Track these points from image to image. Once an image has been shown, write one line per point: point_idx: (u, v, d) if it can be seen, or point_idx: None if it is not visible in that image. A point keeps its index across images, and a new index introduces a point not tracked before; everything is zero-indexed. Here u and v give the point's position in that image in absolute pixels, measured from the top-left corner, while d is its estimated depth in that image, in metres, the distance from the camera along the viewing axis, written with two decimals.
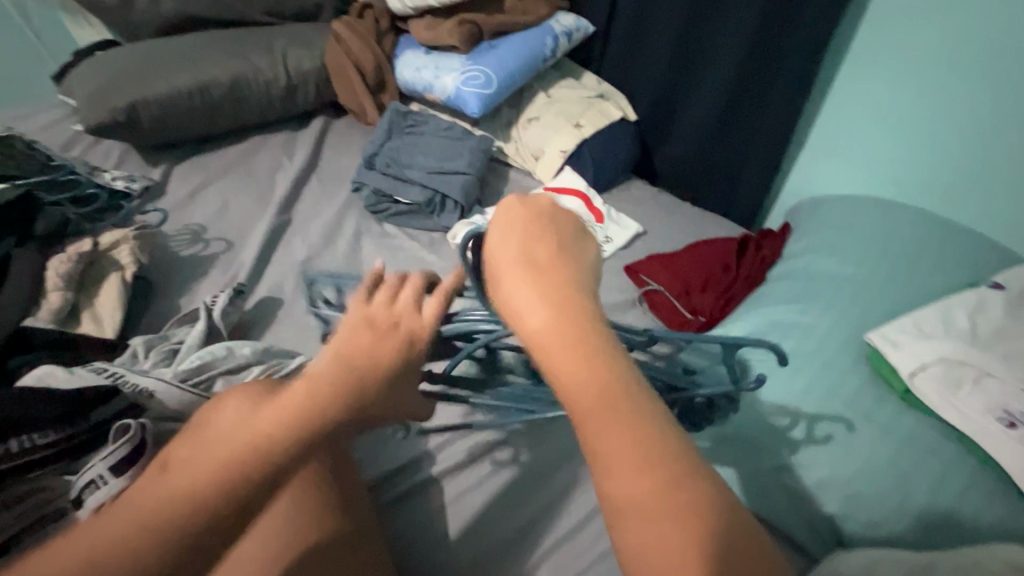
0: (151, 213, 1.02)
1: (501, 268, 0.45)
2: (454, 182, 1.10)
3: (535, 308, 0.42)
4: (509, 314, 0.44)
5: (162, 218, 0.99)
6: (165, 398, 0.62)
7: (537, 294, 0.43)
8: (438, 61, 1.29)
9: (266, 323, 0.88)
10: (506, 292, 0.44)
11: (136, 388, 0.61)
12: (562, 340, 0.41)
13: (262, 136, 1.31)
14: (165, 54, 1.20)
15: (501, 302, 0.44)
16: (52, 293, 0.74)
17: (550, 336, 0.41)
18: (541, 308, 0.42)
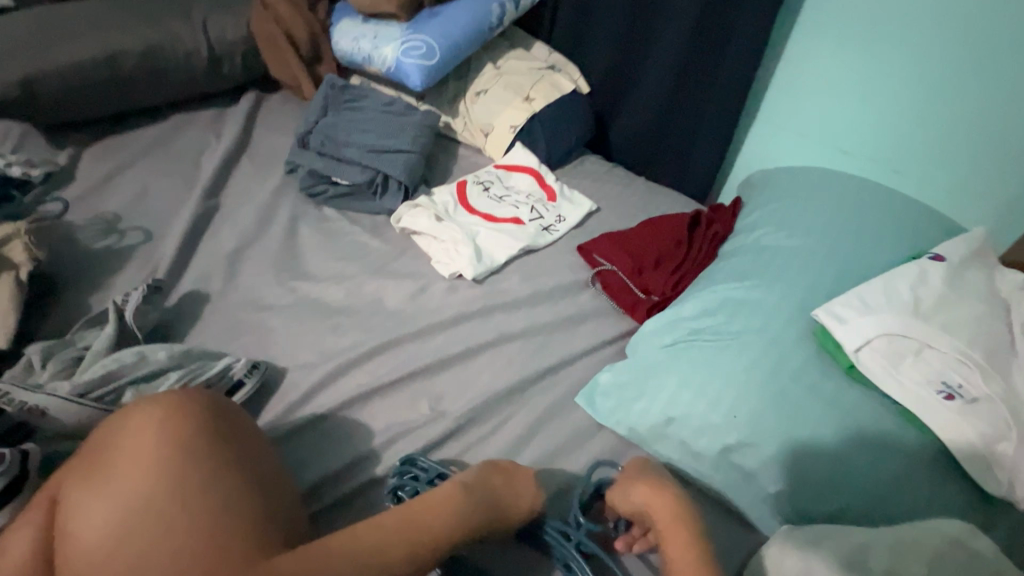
0: (50, 204, 0.92)
1: (629, 473, 0.62)
2: (396, 161, 1.03)
3: (654, 513, 0.57)
4: (624, 500, 0.60)
5: (65, 207, 0.91)
6: (60, 415, 0.56)
7: (644, 489, 0.59)
8: (377, 29, 1.20)
9: (191, 319, 0.81)
10: (624, 490, 0.60)
11: (23, 405, 0.55)
12: (672, 541, 0.55)
13: (186, 113, 1.20)
14: (64, 21, 1.06)
15: (621, 487, 0.61)
16: None
17: (666, 525, 0.56)
18: (659, 511, 0.57)
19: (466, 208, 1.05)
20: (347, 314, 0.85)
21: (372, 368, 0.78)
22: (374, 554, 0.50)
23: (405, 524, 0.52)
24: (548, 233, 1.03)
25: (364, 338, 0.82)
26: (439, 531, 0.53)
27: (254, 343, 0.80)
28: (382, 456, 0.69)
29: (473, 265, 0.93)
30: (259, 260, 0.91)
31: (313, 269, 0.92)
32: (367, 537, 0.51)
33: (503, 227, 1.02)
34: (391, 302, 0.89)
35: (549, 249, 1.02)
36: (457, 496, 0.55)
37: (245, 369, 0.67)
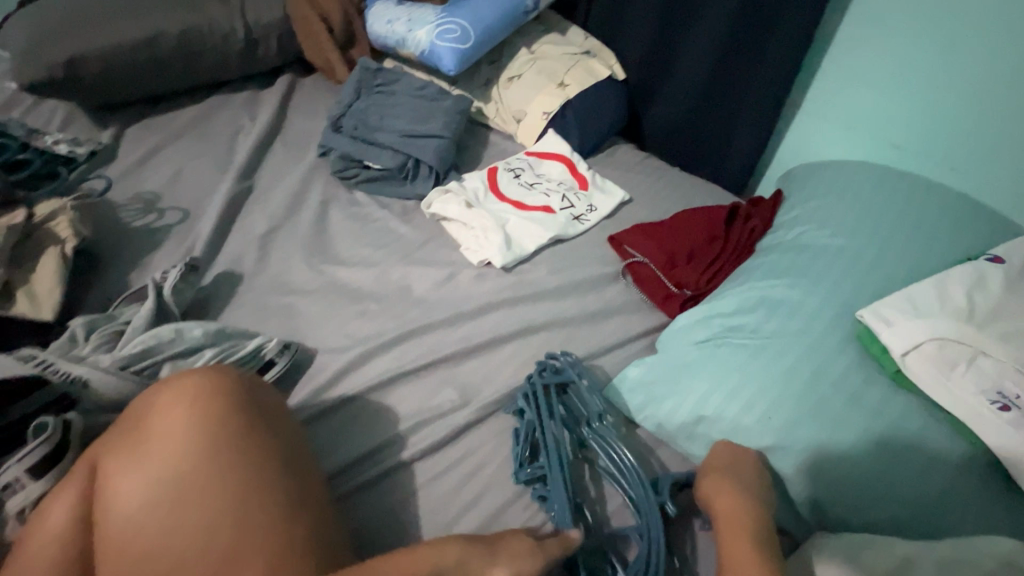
0: (94, 180, 0.94)
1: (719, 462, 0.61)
2: (427, 147, 1.03)
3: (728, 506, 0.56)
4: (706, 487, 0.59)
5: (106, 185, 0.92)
6: (100, 388, 0.57)
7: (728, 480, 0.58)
8: (411, 12, 1.19)
9: (225, 299, 0.83)
10: (711, 475, 0.60)
11: (65, 376, 0.56)
12: (730, 531, 0.54)
13: (223, 95, 1.22)
14: (107, 2, 1.09)
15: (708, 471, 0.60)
16: None
17: (734, 515, 0.55)
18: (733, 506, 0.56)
19: (496, 195, 1.04)
20: (375, 300, 0.86)
21: (399, 353, 0.78)
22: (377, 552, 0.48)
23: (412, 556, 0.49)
24: (579, 223, 1.02)
25: (392, 324, 0.82)
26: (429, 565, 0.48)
27: (285, 325, 0.81)
28: (407, 442, 0.69)
29: (502, 254, 0.92)
30: (291, 242, 0.92)
31: (343, 254, 0.93)
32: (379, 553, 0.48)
33: (533, 217, 1.00)
34: (420, 288, 0.89)
35: (579, 239, 1.00)
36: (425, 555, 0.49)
37: (276, 350, 0.68)
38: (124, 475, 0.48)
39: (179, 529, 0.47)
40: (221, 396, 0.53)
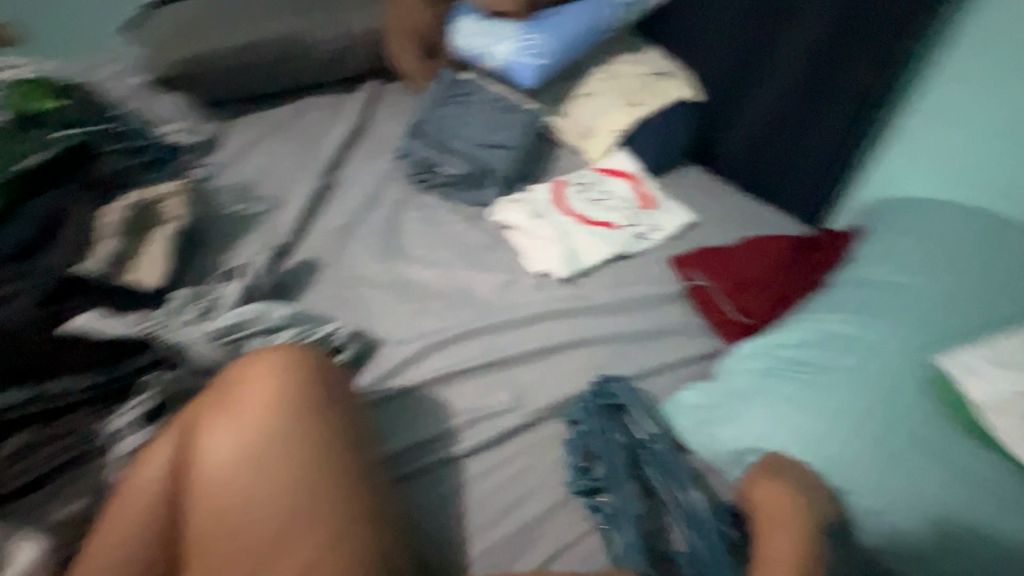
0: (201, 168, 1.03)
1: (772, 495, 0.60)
2: (497, 157, 1.09)
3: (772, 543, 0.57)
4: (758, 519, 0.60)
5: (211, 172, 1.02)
6: (199, 352, 0.65)
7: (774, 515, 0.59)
8: (494, 27, 1.25)
9: (304, 284, 0.89)
10: (763, 509, 0.60)
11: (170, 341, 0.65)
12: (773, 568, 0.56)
13: (315, 96, 1.32)
14: (225, 9, 1.20)
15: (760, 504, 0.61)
16: (108, 240, 0.75)
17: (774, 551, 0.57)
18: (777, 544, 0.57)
19: (561, 208, 1.06)
20: (440, 297, 0.90)
21: (459, 350, 0.81)
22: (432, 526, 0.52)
23: None
24: (641, 242, 1.02)
25: (454, 321, 0.86)
26: None
27: (356, 313, 0.86)
28: (460, 436, 0.72)
29: (563, 264, 0.94)
30: (366, 237, 0.99)
31: (413, 251, 0.98)
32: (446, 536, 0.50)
33: (596, 231, 1.02)
34: (482, 291, 0.92)
35: (641, 257, 1.01)
36: None
37: (345, 337, 0.74)
38: (216, 431, 0.53)
39: (258, 492, 0.52)
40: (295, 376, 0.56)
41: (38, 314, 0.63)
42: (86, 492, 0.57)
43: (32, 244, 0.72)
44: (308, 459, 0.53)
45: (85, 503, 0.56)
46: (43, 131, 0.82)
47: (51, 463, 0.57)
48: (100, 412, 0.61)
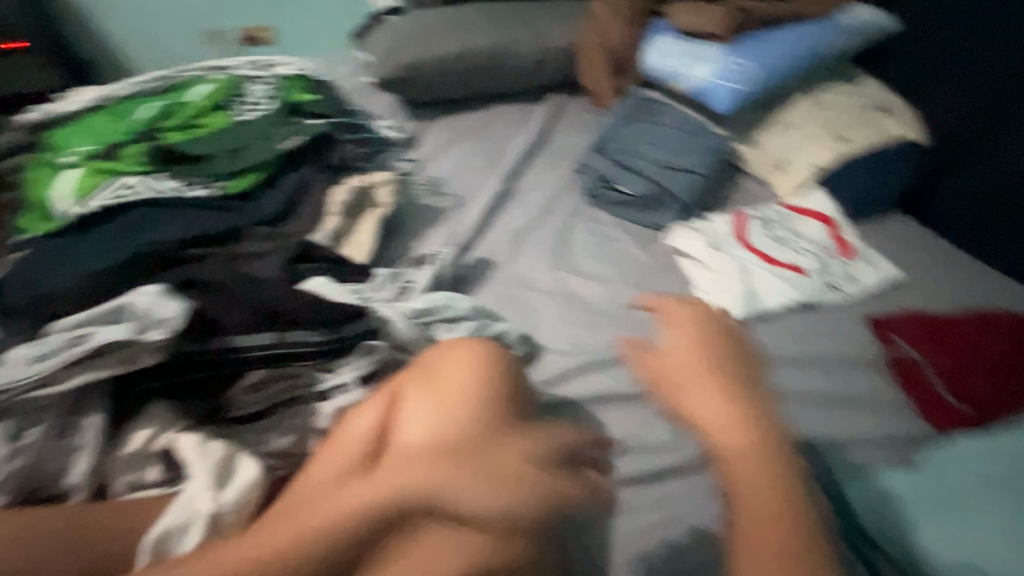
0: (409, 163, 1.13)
1: None
2: (684, 182, 1.05)
3: None
4: None
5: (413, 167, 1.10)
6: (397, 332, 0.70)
7: None
8: (693, 48, 1.23)
9: (480, 280, 0.94)
10: None
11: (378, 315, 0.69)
12: None
13: (504, 104, 1.39)
14: (445, 22, 1.33)
15: None
16: (332, 216, 0.87)
17: None
18: None
19: (743, 243, 0.99)
20: (605, 315, 0.89)
21: (620, 374, 0.81)
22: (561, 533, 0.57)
23: None
24: (834, 292, 0.92)
25: (617, 344, 0.85)
26: None
27: (522, 316, 0.89)
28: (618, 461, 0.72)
29: (740, 304, 0.89)
30: (540, 244, 1.02)
31: (582, 265, 0.99)
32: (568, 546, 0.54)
33: (782, 273, 0.94)
34: (648, 318, 0.89)
35: (831, 310, 0.91)
36: None
37: (516, 339, 0.78)
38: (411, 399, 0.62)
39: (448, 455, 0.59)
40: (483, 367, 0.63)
41: (286, 271, 0.72)
42: (291, 436, 0.64)
43: (284, 212, 0.84)
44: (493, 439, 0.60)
45: (297, 444, 0.64)
46: (302, 119, 0.95)
47: (275, 402, 0.65)
48: (319, 370, 0.67)
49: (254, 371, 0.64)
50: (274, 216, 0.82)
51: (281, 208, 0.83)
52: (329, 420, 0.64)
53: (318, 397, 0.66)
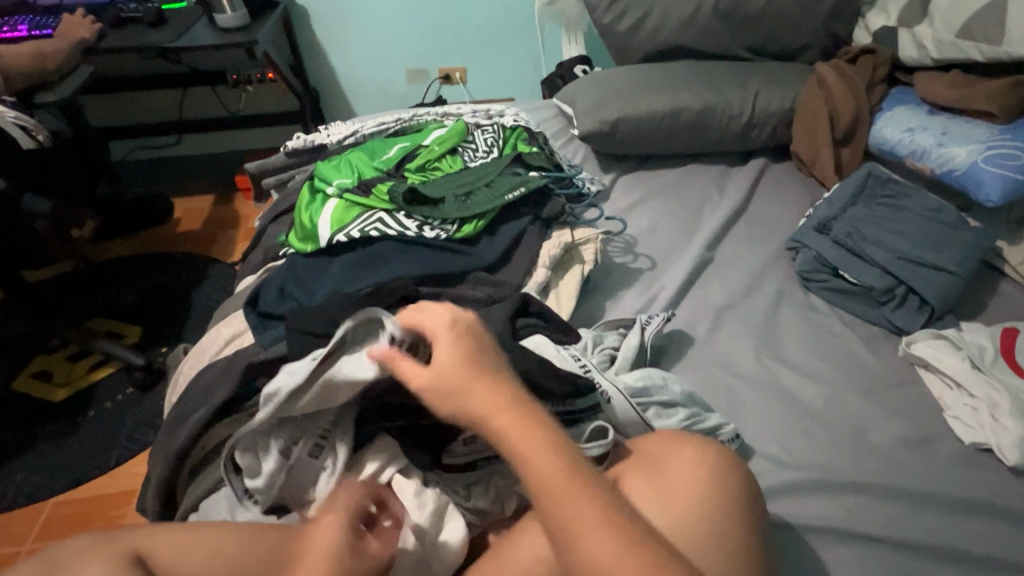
0: (613, 220, 1.12)
1: None
2: (935, 282, 0.90)
3: None
4: None
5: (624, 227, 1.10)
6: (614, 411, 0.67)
7: None
8: (948, 126, 1.07)
9: (677, 354, 0.89)
10: None
11: (602, 392, 0.67)
12: None
13: (700, 164, 1.33)
14: (653, 79, 1.32)
15: None
16: (540, 269, 0.88)
17: None
18: None
19: (1014, 367, 0.80)
20: (825, 424, 0.78)
21: (848, 503, 0.69)
22: None
23: None
24: None
25: (843, 464, 0.73)
26: None
27: (726, 405, 0.81)
28: None
29: (1021, 449, 0.71)
30: (744, 324, 0.93)
31: (796, 358, 0.88)
32: None
33: None
34: (880, 439, 0.76)
35: None
36: None
37: (729, 436, 0.70)
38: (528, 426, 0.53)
39: None
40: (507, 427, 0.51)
41: (509, 325, 0.74)
42: (492, 495, 0.65)
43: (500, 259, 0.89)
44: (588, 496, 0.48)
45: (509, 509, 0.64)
46: (520, 170, 0.99)
47: (486, 455, 0.65)
48: None
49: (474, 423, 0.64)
50: (492, 264, 0.87)
51: (497, 257, 0.87)
52: None
53: None
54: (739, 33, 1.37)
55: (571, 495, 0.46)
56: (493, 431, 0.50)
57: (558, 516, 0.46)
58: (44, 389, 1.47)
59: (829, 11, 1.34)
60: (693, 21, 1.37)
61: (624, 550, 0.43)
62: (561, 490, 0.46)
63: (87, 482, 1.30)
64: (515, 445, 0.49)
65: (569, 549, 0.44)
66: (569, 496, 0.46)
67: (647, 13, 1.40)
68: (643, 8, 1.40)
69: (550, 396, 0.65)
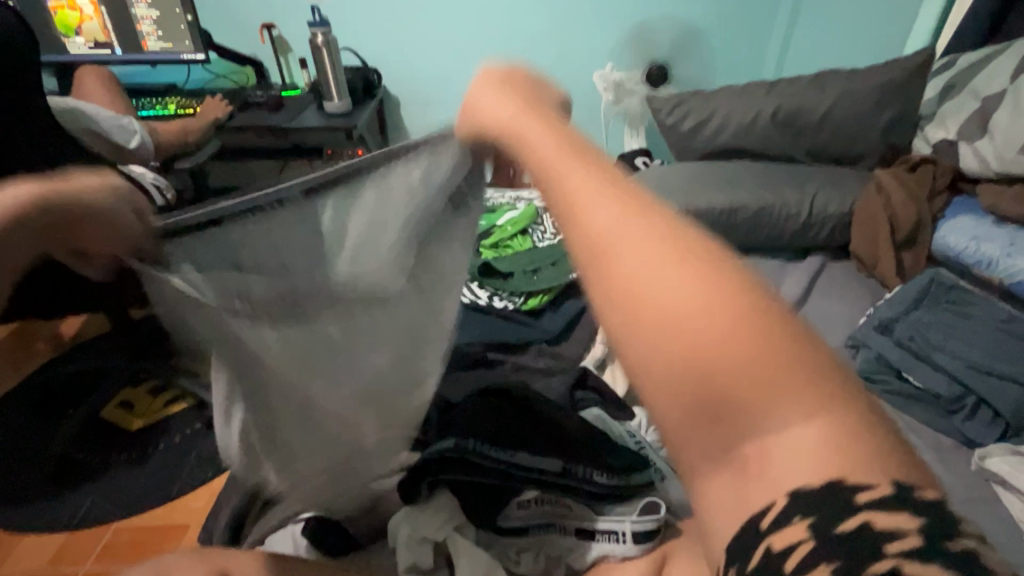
0: None
1: None
2: (1008, 393, 0.87)
3: None
4: None
5: None
6: (668, 490, 0.72)
7: None
8: (1014, 237, 1.09)
9: None
10: None
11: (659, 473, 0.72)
12: None
13: (757, 258, 1.37)
14: (712, 177, 1.40)
15: None
16: (598, 345, 0.95)
17: None
18: None
19: None
20: None
21: None
22: (723, 298, 0.27)
23: (746, 378, 0.26)
24: None
25: None
26: (739, 400, 0.26)
27: None
28: None
29: None
30: None
31: None
32: (701, 321, 0.27)
33: None
34: None
35: None
36: (758, 396, 0.25)
37: None
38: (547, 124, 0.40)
39: (598, 176, 0.34)
40: (535, 120, 0.41)
41: (568, 396, 0.81)
42: (541, 566, 0.65)
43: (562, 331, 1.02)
44: (597, 175, 0.34)
45: None
46: None
47: (537, 523, 0.67)
48: (587, 507, 0.68)
49: (529, 489, 0.67)
50: (556, 335, 0.99)
51: (561, 329, 1.00)
52: (588, 564, 0.64)
53: (579, 533, 0.66)
54: (797, 139, 1.46)
55: (575, 171, 0.34)
56: (517, 120, 0.41)
57: (559, 188, 0.34)
58: (126, 419, 1.58)
59: (887, 124, 1.41)
60: (751, 127, 1.47)
61: (634, 225, 0.31)
62: (563, 165, 0.35)
63: (148, 512, 1.37)
64: (530, 142, 0.39)
65: (565, 229, 0.33)
66: (573, 170, 0.34)
67: (709, 117, 1.51)
68: (706, 113, 1.51)
69: (605, 470, 0.68)
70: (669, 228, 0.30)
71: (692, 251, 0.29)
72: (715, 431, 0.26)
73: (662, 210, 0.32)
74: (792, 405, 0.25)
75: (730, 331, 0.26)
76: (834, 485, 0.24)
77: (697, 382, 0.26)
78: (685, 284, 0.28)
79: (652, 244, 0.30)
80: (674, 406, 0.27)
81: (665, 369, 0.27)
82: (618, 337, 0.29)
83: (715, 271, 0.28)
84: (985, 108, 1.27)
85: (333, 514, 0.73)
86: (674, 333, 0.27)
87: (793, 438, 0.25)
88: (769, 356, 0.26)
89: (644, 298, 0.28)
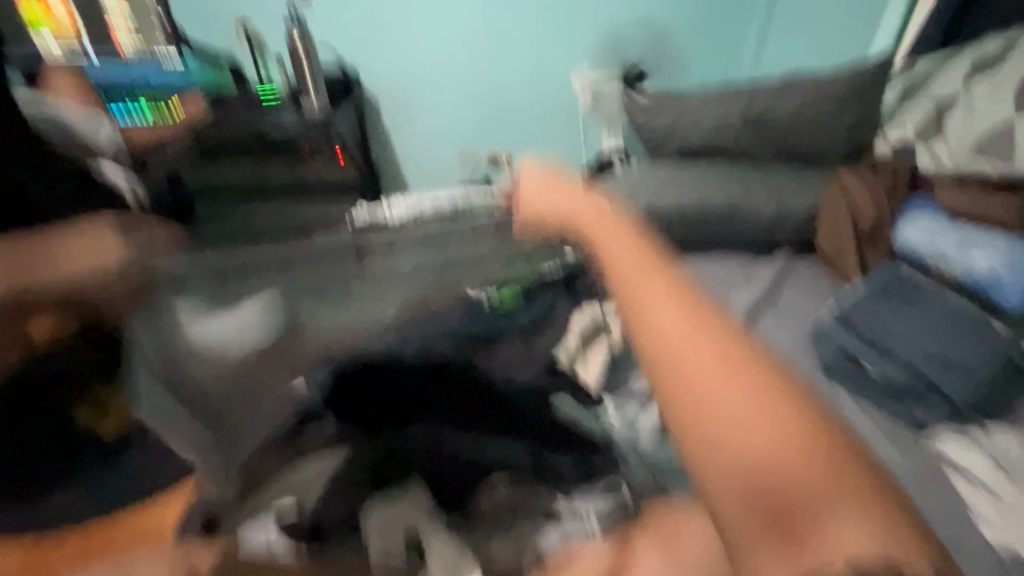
0: None
1: None
2: (957, 380, 0.92)
3: None
4: None
5: None
6: (635, 474, 0.74)
7: None
8: (968, 233, 1.12)
9: None
10: None
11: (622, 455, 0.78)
12: None
13: (729, 254, 1.40)
14: (685, 175, 1.44)
15: None
16: (571, 337, 1.00)
17: None
18: None
19: None
20: None
21: None
22: (777, 414, 0.35)
23: (804, 478, 0.33)
24: None
25: None
26: (794, 492, 0.33)
27: None
28: None
29: None
30: None
31: None
32: (765, 433, 0.34)
33: None
34: None
35: None
36: (813, 489, 0.33)
37: None
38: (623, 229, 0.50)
39: (671, 295, 0.41)
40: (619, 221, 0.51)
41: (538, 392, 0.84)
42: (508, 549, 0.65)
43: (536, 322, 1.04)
44: (674, 295, 0.42)
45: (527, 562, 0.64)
46: None
47: (505, 508, 0.69)
48: (552, 491, 0.72)
49: (499, 476, 0.72)
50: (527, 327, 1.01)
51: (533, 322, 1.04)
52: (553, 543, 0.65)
53: (546, 515, 0.68)
54: (767, 138, 1.50)
55: (651, 287, 0.42)
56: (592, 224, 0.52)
57: (636, 304, 0.42)
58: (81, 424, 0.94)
59: (851, 125, 1.46)
60: (723, 126, 1.51)
61: (702, 340, 0.38)
62: (642, 281, 0.43)
63: None
64: None
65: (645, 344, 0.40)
66: (650, 287, 0.43)
67: (682, 115, 1.54)
68: (679, 111, 1.54)
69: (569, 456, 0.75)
70: (725, 350, 0.38)
71: (750, 372, 0.37)
72: (780, 516, 0.32)
73: (718, 331, 0.39)
74: (836, 494, 0.33)
75: (786, 440, 0.34)
76: (871, 554, 0.31)
77: (744, 470, 0.33)
78: (750, 404, 0.35)
79: (719, 369, 0.37)
80: (740, 506, 0.33)
81: (738, 472, 0.33)
82: (695, 445, 0.35)
83: (770, 390, 0.36)
84: (940, 111, 1.33)
85: (301, 507, 0.72)
86: (738, 444, 0.34)
87: (844, 520, 0.32)
88: (817, 456, 0.34)
89: (719, 417, 0.35)
